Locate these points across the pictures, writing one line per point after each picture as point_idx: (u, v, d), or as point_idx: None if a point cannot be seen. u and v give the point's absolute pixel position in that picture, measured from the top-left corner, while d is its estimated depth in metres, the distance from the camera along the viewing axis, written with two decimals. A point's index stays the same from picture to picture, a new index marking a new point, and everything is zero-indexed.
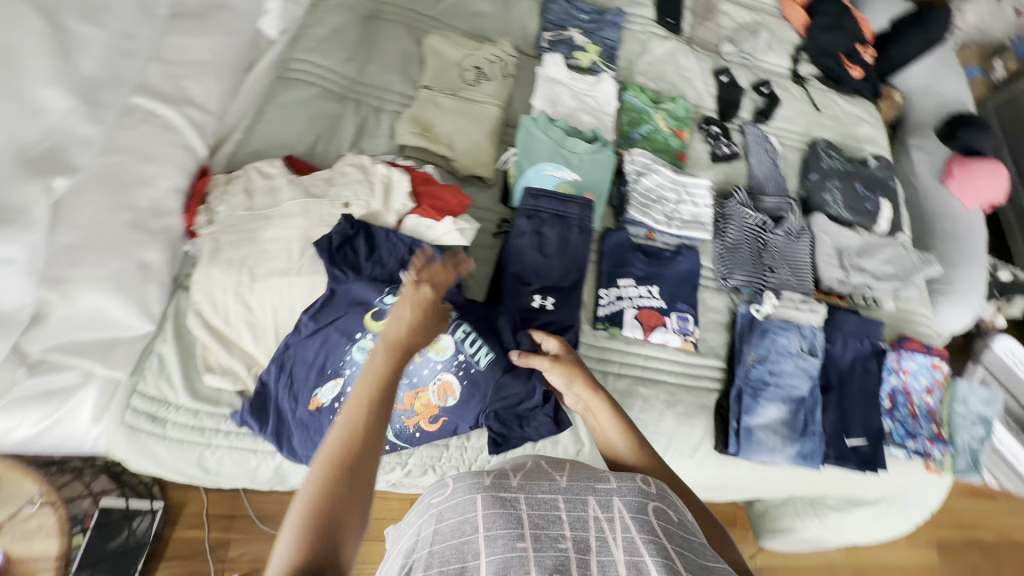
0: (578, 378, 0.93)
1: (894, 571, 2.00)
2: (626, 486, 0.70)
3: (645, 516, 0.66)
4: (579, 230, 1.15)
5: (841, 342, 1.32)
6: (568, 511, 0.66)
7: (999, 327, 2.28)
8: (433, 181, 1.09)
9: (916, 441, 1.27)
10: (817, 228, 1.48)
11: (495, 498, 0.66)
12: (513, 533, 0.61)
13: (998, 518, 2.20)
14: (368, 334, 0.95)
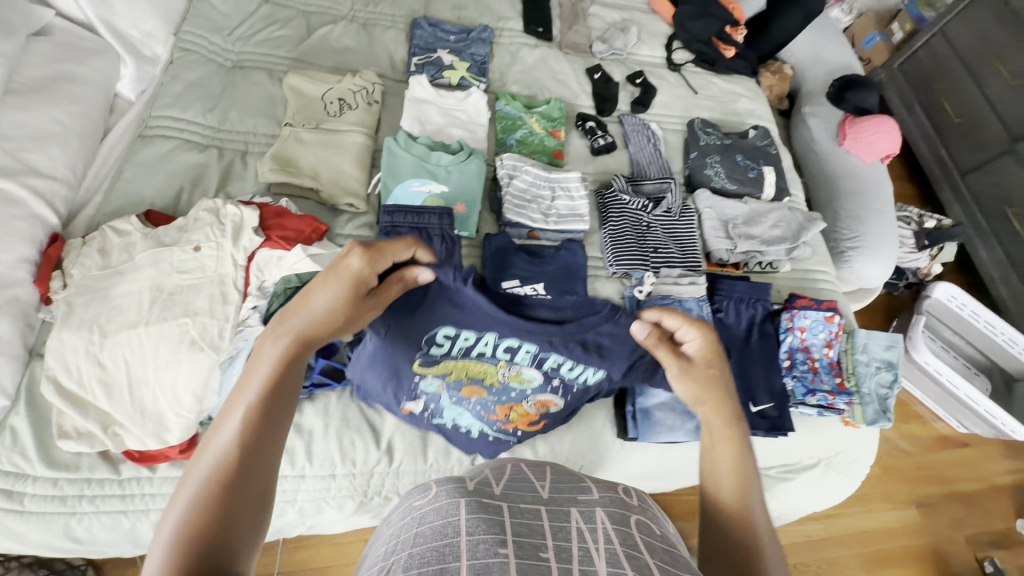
0: (717, 398, 0.67)
1: (880, 536, 1.95)
2: (606, 499, 0.58)
3: (628, 529, 0.53)
4: (441, 241, 1.17)
5: (734, 311, 1.33)
6: (550, 521, 0.52)
7: (936, 275, 2.28)
8: (286, 214, 1.10)
9: (818, 397, 1.26)
10: (701, 204, 1.50)
11: (481, 504, 0.52)
12: (495, 539, 0.47)
13: (975, 464, 2.17)
14: (424, 373, 1.00)
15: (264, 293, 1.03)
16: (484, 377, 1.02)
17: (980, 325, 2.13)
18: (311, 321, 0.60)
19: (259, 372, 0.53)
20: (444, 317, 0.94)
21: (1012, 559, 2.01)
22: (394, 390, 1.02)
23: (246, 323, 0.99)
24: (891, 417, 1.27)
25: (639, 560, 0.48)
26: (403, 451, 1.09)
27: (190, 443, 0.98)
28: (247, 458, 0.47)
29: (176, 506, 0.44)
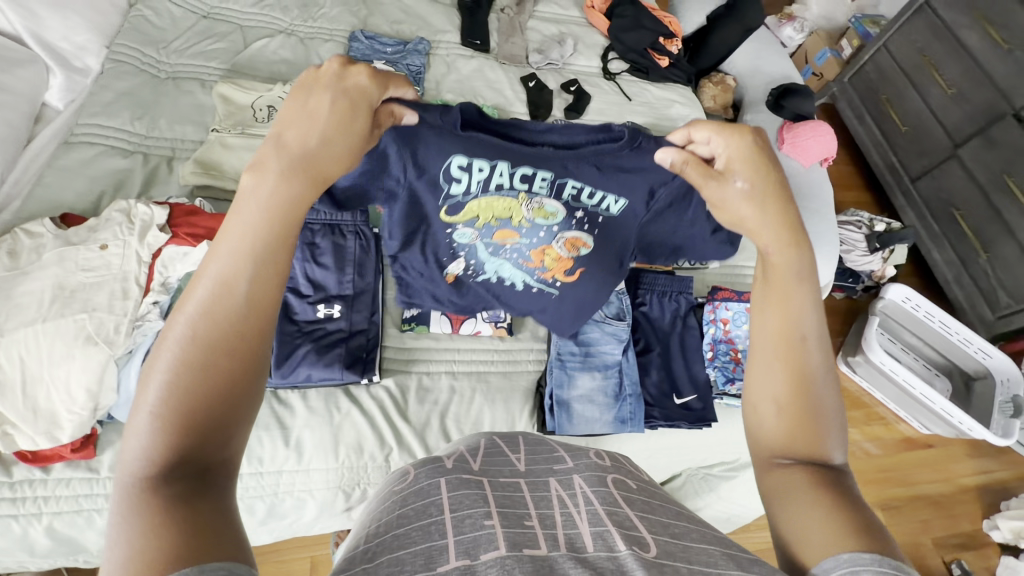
0: (763, 189, 0.68)
1: None
2: (583, 465, 0.63)
3: (607, 489, 0.57)
4: (355, 237, 1.18)
5: (658, 305, 1.34)
6: (532, 492, 0.56)
7: (889, 277, 2.30)
8: (197, 212, 1.12)
9: (737, 385, 1.28)
10: None
11: (460, 479, 0.55)
12: (479, 512, 0.49)
13: (944, 466, 2.16)
14: (456, 225, 0.96)
15: (166, 288, 1.05)
16: (521, 220, 0.97)
17: (936, 325, 2.07)
18: (298, 168, 0.54)
19: (237, 236, 0.48)
20: (454, 142, 0.84)
21: (980, 561, 1.98)
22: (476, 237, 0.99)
23: (146, 317, 1.02)
24: None
25: (621, 516, 0.52)
26: (313, 448, 1.08)
27: (84, 442, 0.97)
28: (227, 334, 0.45)
29: (154, 378, 0.43)
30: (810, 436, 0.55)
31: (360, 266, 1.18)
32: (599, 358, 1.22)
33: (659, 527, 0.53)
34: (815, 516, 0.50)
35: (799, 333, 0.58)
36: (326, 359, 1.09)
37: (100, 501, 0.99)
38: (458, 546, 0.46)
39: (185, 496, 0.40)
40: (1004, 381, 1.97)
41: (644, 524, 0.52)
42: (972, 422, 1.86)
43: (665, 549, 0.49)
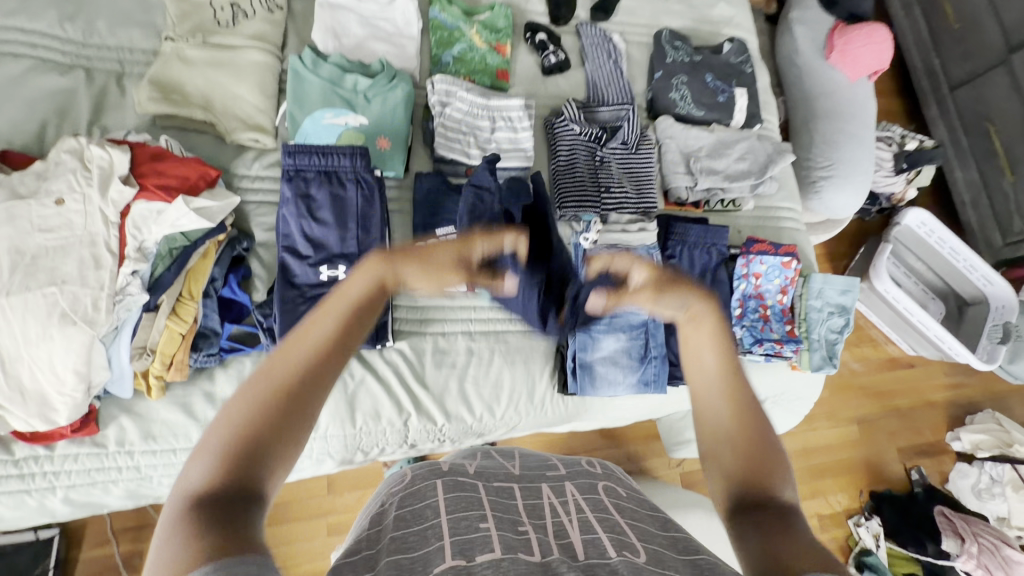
0: (692, 302, 0.65)
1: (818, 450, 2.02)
2: (574, 473, 0.77)
3: (596, 496, 0.70)
4: (355, 186, 1.03)
5: (688, 258, 1.24)
6: (525, 499, 0.67)
7: (907, 200, 2.08)
8: (165, 157, 0.94)
9: (766, 346, 1.21)
10: (661, 134, 1.34)
11: (457, 483, 0.68)
12: (474, 516, 0.60)
13: (917, 381, 2.21)
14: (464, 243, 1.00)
15: (145, 254, 0.89)
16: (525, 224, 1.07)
17: (946, 253, 2.00)
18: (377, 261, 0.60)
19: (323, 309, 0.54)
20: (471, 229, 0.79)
21: (936, 466, 2.12)
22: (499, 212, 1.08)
23: (126, 290, 0.87)
24: (837, 363, 1.26)
25: (610, 521, 0.64)
26: (328, 417, 1.03)
27: (84, 420, 0.91)
28: (297, 379, 0.49)
29: (233, 406, 0.47)
30: (750, 432, 0.57)
31: (364, 218, 1.03)
32: (624, 320, 1.15)
33: (645, 533, 0.63)
34: (769, 539, 0.49)
35: (732, 366, 0.62)
36: None
37: (113, 473, 0.96)
38: (453, 543, 0.55)
39: (230, 504, 0.43)
40: (998, 309, 1.95)
41: (632, 531, 0.63)
42: (962, 348, 1.87)
43: (654, 555, 0.58)
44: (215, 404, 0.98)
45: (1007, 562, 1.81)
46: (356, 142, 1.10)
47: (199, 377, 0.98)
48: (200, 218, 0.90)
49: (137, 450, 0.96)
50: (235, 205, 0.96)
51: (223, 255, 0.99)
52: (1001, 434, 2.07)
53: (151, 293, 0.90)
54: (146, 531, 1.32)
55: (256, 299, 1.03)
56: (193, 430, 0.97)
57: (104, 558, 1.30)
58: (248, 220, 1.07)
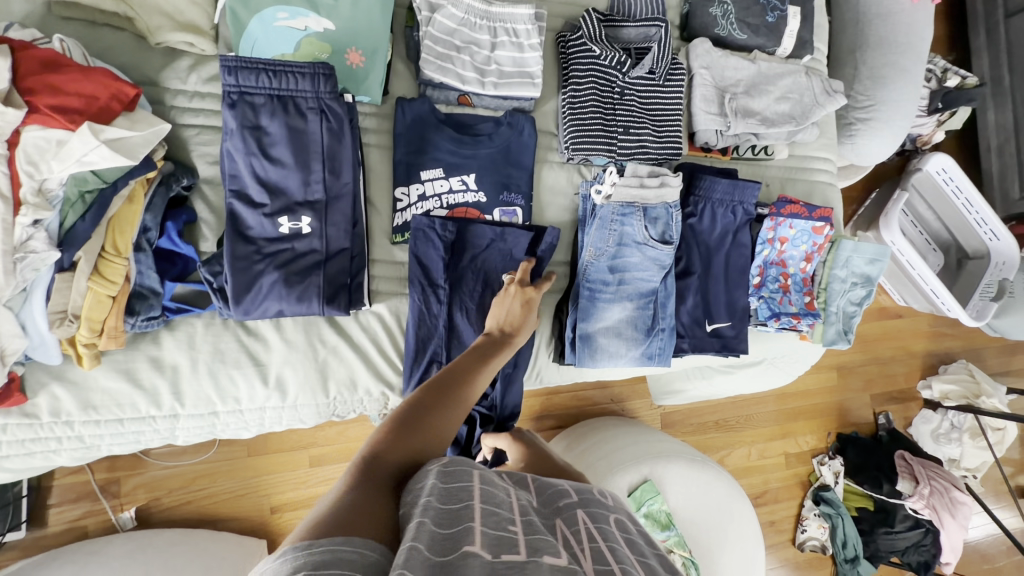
0: None
1: (793, 395, 1.92)
2: (586, 499, 0.61)
3: (608, 527, 0.57)
4: (319, 116, 0.83)
5: (710, 215, 1.09)
6: (542, 513, 0.54)
7: (934, 144, 1.84)
8: (61, 67, 0.71)
9: (782, 320, 1.13)
10: (694, 62, 1.12)
11: (485, 476, 0.53)
12: (505, 515, 0.48)
13: (904, 331, 2.06)
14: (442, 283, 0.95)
15: (47, 198, 0.70)
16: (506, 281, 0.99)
17: (959, 205, 1.75)
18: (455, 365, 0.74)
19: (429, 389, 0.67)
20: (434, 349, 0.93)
21: (902, 412, 2.05)
22: (481, 255, 0.98)
23: (28, 245, 0.69)
24: (850, 339, 1.19)
25: (624, 555, 0.52)
26: (298, 386, 0.92)
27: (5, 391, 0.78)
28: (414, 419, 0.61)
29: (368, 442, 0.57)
30: None
31: (331, 157, 0.84)
32: (633, 286, 1.03)
33: (656, 570, 0.53)
34: None
35: None
36: (298, 292, 0.83)
37: (52, 444, 0.84)
38: (486, 534, 0.44)
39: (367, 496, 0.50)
40: (996, 264, 1.74)
41: (641, 568, 0.52)
42: (955, 304, 1.70)
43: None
44: (164, 370, 0.86)
45: (953, 503, 1.80)
46: (318, 54, 0.87)
47: (141, 340, 0.84)
48: (114, 153, 0.70)
49: (76, 420, 0.84)
50: (161, 134, 0.75)
51: (156, 199, 0.80)
52: (971, 384, 1.95)
53: (65, 248, 0.73)
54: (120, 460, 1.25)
55: (205, 251, 0.87)
56: (140, 399, 0.85)
57: (78, 485, 1.23)
58: (186, 149, 0.86)
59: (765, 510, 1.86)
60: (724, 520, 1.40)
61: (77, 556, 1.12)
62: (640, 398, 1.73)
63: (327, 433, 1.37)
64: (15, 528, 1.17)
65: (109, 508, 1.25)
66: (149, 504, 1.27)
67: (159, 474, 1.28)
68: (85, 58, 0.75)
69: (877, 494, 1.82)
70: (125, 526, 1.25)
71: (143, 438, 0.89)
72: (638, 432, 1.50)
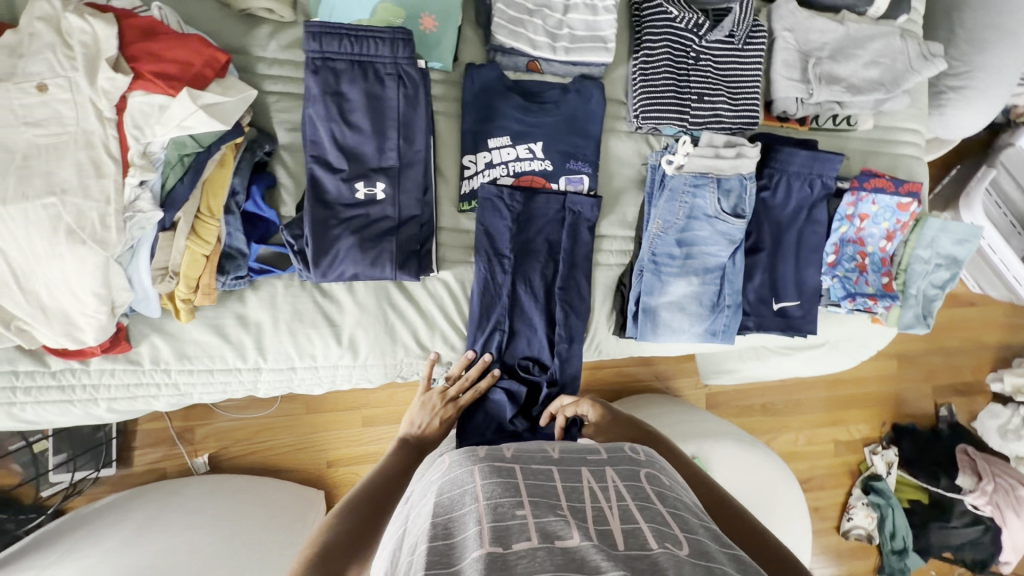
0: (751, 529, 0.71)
1: (850, 381, 1.85)
2: (616, 458, 0.68)
3: (638, 484, 0.63)
4: (396, 84, 0.83)
5: (784, 189, 1.04)
6: (563, 482, 0.62)
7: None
8: (160, 35, 0.75)
9: (856, 301, 1.07)
10: (776, 25, 1.05)
11: (494, 467, 0.63)
12: (511, 502, 0.56)
13: (977, 319, 1.93)
14: (507, 252, 0.96)
15: (150, 161, 0.75)
16: (568, 250, 0.99)
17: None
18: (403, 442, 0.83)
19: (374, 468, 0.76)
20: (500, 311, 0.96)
21: (967, 405, 1.95)
22: (542, 227, 0.98)
23: (136, 205, 0.75)
24: (929, 323, 1.13)
25: (652, 512, 0.57)
26: (368, 347, 0.96)
27: (114, 339, 0.85)
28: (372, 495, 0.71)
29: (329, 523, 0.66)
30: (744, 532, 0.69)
31: (406, 125, 0.85)
32: (700, 262, 1.00)
33: (690, 524, 0.57)
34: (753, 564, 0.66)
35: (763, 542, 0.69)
36: (372, 257, 0.85)
37: (152, 390, 0.92)
38: (491, 529, 0.52)
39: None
40: None
41: (674, 521, 0.57)
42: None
43: (695, 547, 0.53)
44: (249, 327, 0.91)
45: (1016, 501, 1.71)
46: (393, 19, 0.87)
47: (229, 298, 0.90)
48: (210, 118, 0.73)
49: (173, 368, 0.91)
50: (250, 100, 0.78)
51: (243, 163, 0.84)
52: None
53: (166, 209, 0.77)
54: (194, 411, 1.36)
55: (285, 215, 0.91)
56: (229, 352, 0.91)
57: (159, 431, 1.35)
58: (268, 115, 0.89)
59: (811, 496, 1.82)
60: (771, 502, 1.37)
61: (159, 494, 1.23)
62: (687, 376, 1.72)
63: (380, 395, 1.44)
64: (107, 464, 1.30)
65: (185, 453, 1.36)
66: (219, 451, 1.38)
67: (226, 425, 1.38)
68: (180, 25, 0.78)
69: (934, 487, 1.75)
70: (199, 470, 1.37)
71: (230, 388, 0.96)
72: (684, 412, 1.49)
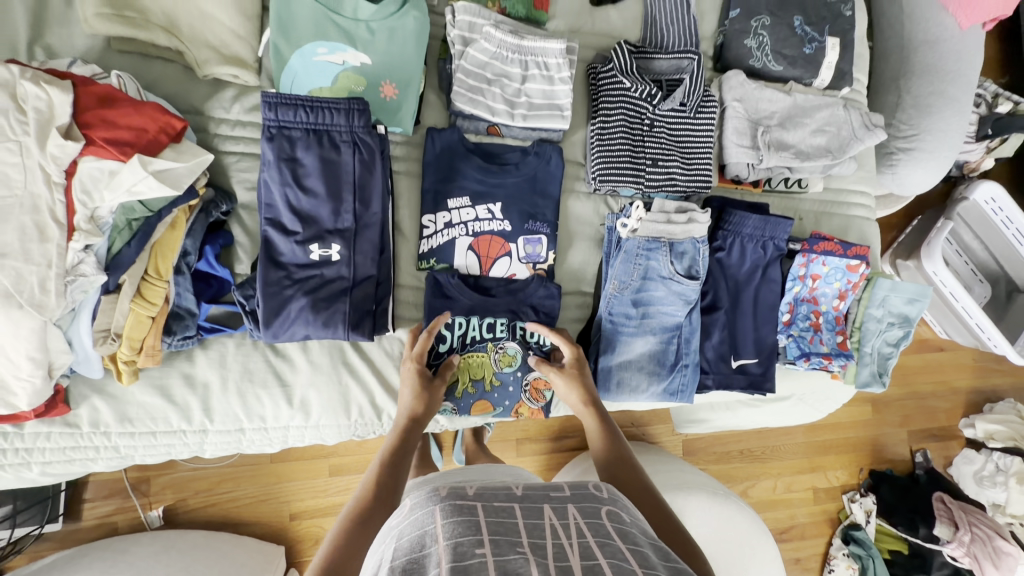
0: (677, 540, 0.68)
1: (825, 428, 1.83)
2: (579, 494, 0.63)
3: (599, 521, 0.57)
4: (352, 150, 0.85)
5: (739, 250, 1.07)
6: (526, 518, 0.56)
7: (982, 172, 1.75)
8: (115, 102, 0.76)
9: (812, 360, 1.09)
10: (727, 94, 1.10)
11: (454, 505, 0.56)
12: (471, 540, 0.50)
13: (946, 364, 1.95)
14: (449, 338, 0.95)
15: (97, 225, 0.75)
16: (517, 340, 0.97)
17: (1011, 237, 1.66)
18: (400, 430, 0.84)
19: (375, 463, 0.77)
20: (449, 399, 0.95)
21: (941, 450, 1.94)
22: (495, 312, 0.98)
23: (79, 269, 0.74)
24: (885, 382, 1.15)
25: (612, 548, 0.52)
26: (320, 407, 0.94)
27: (51, 402, 0.82)
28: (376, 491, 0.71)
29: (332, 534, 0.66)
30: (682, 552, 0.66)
31: (363, 189, 0.86)
32: (657, 320, 1.01)
33: (650, 561, 0.52)
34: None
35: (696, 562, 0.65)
36: (325, 317, 0.85)
37: (90, 452, 0.89)
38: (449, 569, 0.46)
39: None
40: None
41: (634, 558, 0.51)
42: (1003, 341, 1.61)
43: None
44: (196, 388, 0.89)
45: (996, 552, 1.65)
46: (354, 87, 0.89)
47: (176, 358, 0.88)
48: (160, 184, 0.74)
49: (114, 431, 0.88)
50: (204, 164, 0.79)
51: (197, 223, 0.85)
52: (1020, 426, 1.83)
53: (111, 272, 0.77)
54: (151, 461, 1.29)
55: (240, 273, 0.91)
56: (173, 414, 0.88)
57: (112, 482, 1.28)
58: (227, 175, 0.90)
59: (790, 546, 1.78)
60: (744, 556, 1.33)
61: (106, 553, 1.15)
62: (661, 423, 1.70)
63: (348, 443, 1.39)
64: (53, 520, 1.23)
65: (138, 506, 1.29)
66: (175, 504, 1.31)
67: (183, 476, 1.32)
68: (138, 92, 0.80)
69: (912, 537, 1.71)
70: (152, 524, 1.30)
71: (174, 450, 0.92)
72: (659, 462, 1.46)
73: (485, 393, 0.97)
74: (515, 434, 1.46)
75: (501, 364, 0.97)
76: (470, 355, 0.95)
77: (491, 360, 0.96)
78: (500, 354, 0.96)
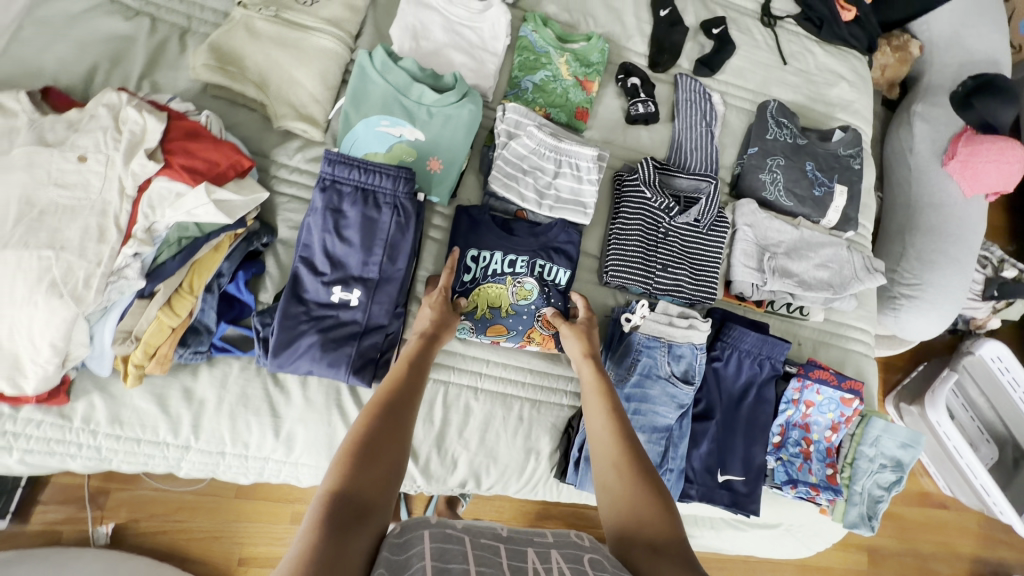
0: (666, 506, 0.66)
1: (814, 571, 1.72)
2: (561, 542, 0.61)
3: (580, 567, 0.56)
4: (391, 212, 0.94)
5: (735, 363, 1.10)
6: (509, 560, 0.56)
7: (988, 330, 1.79)
8: (199, 136, 0.86)
9: (799, 489, 1.08)
10: (739, 218, 1.19)
11: (443, 533, 0.57)
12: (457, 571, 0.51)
13: (948, 522, 1.86)
14: (473, 271, 1.02)
15: (151, 237, 0.82)
16: (536, 277, 1.04)
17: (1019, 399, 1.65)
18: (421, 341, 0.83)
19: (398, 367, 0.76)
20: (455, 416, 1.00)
21: None
22: (518, 251, 1.05)
23: (123, 272, 0.81)
24: (874, 526, 1.11)
25: None
26: (304, 445, 0.95)
27: (53, 391, 0.85)
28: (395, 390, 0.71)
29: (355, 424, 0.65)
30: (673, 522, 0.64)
31: (394, 247, 0.94)
32: (648, 419, 1.02)
33: None
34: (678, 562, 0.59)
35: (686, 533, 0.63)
36: (330, 358, 0.89)
37: (72, 449, 0.89)
38: None
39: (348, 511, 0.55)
40: None
41: None
42: (1009, 507, 1.55)
43: None
44: (192, 403, 0.91)
45: None
46: (405, 157, 1.00)
47: (182, 371, 0.91)
48: (218, 211, 0.82)
49: (101, 432, 0.89)
50: (259, 202, 0.88)
51: (237, 250, 0.92)
52: None
53: (149, 279, 0.83)
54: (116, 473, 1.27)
55: (262, 301, 0.97)
56: (162, 426, 0.90)
57: (71, 488, 1.26)
58: (274, 213, 0.99)
59: None
60: None
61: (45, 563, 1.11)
62: None
63: None
64: (3, 515, 1.19)
65: (89, 519, 1.25)
66: (126, 524, 1.27)
67: (144, 493, 1.28)
68: (219, 131, 0.91)
69: None
70: (97, 540, 1.25)
71: (151, 462, 0.92)
72: None
73: (501, 318, 1.01)
74: (489, 513, 1.41)
75: (518, 296, 1.03)
76: (491, 283, 1.02)
77: (509, 291, 1.02)
78: (517, 288, 1.03)
